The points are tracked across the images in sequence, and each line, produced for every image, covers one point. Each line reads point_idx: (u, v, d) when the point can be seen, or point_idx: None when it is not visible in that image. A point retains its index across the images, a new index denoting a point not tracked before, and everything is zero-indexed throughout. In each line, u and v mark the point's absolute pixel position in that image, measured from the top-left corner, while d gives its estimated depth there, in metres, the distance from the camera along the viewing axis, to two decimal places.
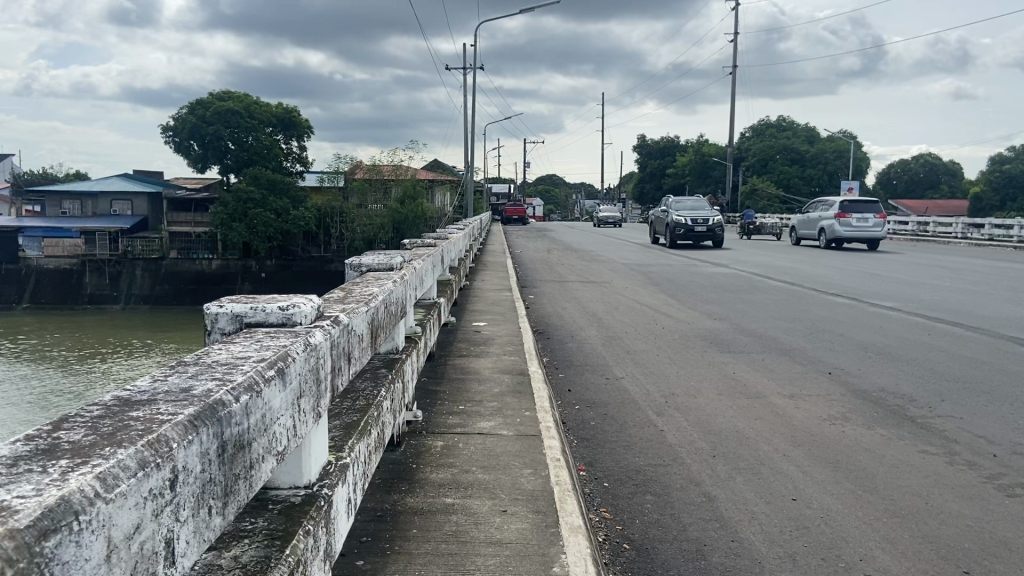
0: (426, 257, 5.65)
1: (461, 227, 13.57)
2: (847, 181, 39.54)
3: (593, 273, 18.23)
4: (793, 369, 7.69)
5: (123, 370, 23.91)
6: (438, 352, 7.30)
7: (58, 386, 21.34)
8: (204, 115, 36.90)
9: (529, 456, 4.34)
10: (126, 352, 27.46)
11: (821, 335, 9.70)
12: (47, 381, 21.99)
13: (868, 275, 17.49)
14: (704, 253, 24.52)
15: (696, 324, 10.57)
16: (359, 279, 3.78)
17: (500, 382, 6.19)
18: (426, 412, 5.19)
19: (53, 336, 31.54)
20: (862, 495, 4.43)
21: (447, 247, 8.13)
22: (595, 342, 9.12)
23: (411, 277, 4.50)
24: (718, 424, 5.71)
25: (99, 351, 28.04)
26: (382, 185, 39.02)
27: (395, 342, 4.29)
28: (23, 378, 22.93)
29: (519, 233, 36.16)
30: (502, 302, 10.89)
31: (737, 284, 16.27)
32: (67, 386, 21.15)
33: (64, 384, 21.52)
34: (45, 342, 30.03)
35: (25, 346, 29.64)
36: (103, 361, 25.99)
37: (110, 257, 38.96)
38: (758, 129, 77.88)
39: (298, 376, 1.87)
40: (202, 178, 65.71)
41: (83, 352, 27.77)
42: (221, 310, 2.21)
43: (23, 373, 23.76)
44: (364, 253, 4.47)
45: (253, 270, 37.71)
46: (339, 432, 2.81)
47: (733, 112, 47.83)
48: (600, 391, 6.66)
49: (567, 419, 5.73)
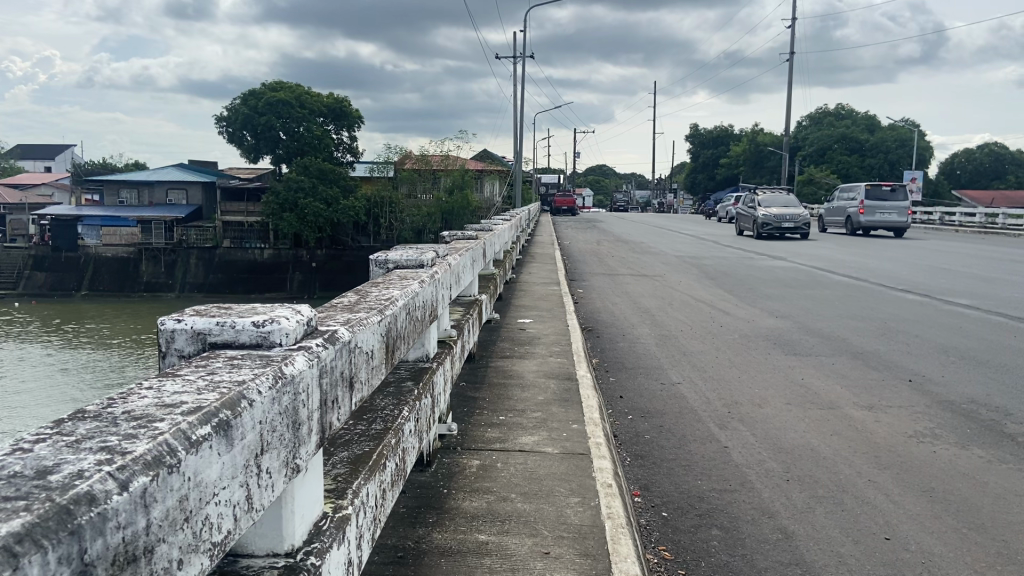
0: (465, 251, 5.15)
1: (508, 218, 13.06)
2: (910, 171, 38.09)
3: (644, 266, 17.61)
4: (868, 374, 6.97)
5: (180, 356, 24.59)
6: (480, 352, 6.78)
7: (121, 372, 21.74)
8: (256, 105, 37.28)
9: (576, 481, 3.79)
10: None
11: (895, 337, 8.88)
12: (110, 366, 22.77)
13: (938, 270, 16.48)
14: (761, 246, 23.57)
15: (756, 323, 9.86)
16: (382, 277, 3.32)
17: (544, 388, 5.62)
18: (463, 423, 4.69)
19: (115, 323, 32.22)
20: (967, 534, 3.75)
21: (490, 242, 7.60)
22: (649, 341, 8.49)
23: (445, 274, 4.00)
24: (790, 441, 5.04)
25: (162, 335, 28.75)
26: (431, 176, 39.17)
27: (425, 349, 3.80)
28: (90, 362, 23.50)
29: (567, 224, 35.44)
30: (549, 297, 10.36)
31: (798, 279, 15.42)
32: (125, 371, 21.89)
33: (125, 368, 22.29)
34: (113, 328, 31.01)
35: (88, 333, 30.37)
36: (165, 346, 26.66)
37: (166, 246, 39.67)
38: (816, 117, 75.69)
39: (258, 426, 1.36)
40: (255, 169, 66.60)
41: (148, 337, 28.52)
42: (179, 323, 1.74)
43: (89, 358, 24.36)
44: (392, 247, 3.98)
45: (304, 260, 37.79)
46: (344, 470, 2.31)
47: (789, 100, 46.36)
48: (654, 398, 6.08)
49: (619, 432, 5.15)
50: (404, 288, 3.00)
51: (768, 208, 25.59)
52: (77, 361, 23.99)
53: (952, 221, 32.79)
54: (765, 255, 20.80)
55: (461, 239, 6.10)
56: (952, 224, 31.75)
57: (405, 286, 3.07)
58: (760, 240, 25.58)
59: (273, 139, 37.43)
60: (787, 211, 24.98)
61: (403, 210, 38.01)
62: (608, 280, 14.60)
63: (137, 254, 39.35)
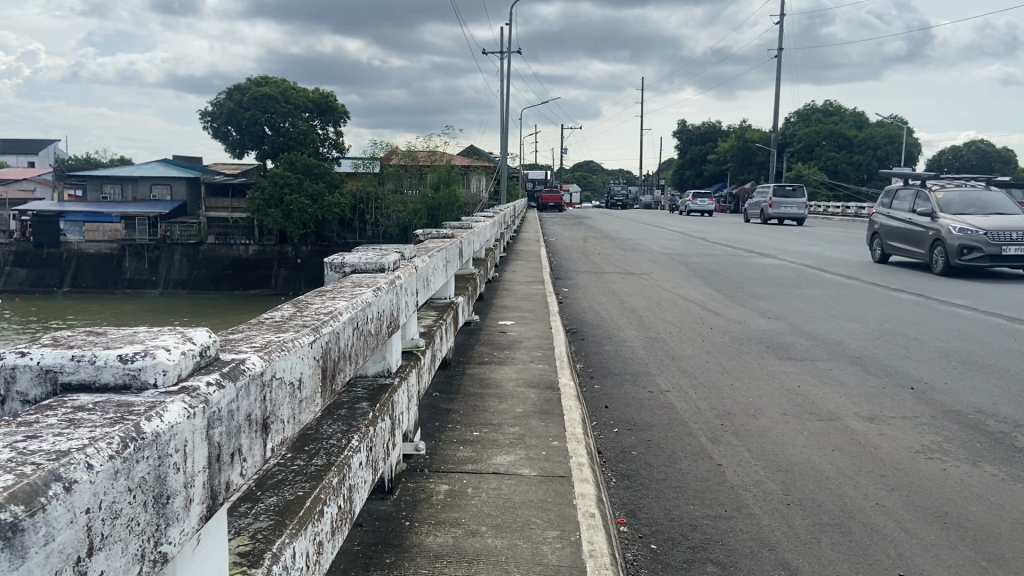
0: (437, 251, 4.74)
1: (491, 215, 12.65)
2: (897, 168, 37.95)
3: (632, 264, 17.24)
4: (867, 382, 6.64)
5: None
6: (457, 358, 6.37)
7: None
8: (240, 101, 36.78)
9: (554, 511, 3.40)
10: None
11: (892, 340, 8.56)
12: None
13: (929, 266, 16.24)
14: (751, 242, 23.30)
15: (747, 324, 9.54)
16: (335, 285, 2.91)
17: (524, 399, 5.23)
18: (434, 440, 4.30)
19: (101, 320, 31.72)
20: (989, 568, 3.39)
21: (469, 240, 7.18)
22: (636, 344, 8.13)
23: (410, 279, 3.60)
24: (788, 459, 4.67)
25: None
26: (417, 171, 38.75)
27: (387, 362, 3.40)
28: None
29: (555, 220, 35.15)
30: (534, 296, 9.99)
31: (789, 277, 15.13)
32: None
33: None
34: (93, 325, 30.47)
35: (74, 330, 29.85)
36: None
37: (149, 242, 39.09)
38: (804, 113, 75.72)
39: (69, 518, 0.95)
40: (240, 163, 65.94)
41: None
42: (23, 357, 1.33)
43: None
44: (351, 249, 3.58)
45: (288, 256, 37.18)
46: (268, 524, 1.91)
47: (777, 97, 46.22)
48: (641, 408, 5.72)
49: (604, 448, 4.78)
50: (357, 299, 2.61)
51: (968, 218, 14.65)
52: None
53: None
54: (755, 252, 20.51)
55: (437, 238, 5.70)
56: None
57: (359, 296, 2.66)
58: (748, 237, 25.31)
59: (259, 134, 36.98)
60: (1007, 224, 14.26)
61: (389, 206, 37.55)
62: (595, 279, 14.24)
63: (119, 250, 38.75)
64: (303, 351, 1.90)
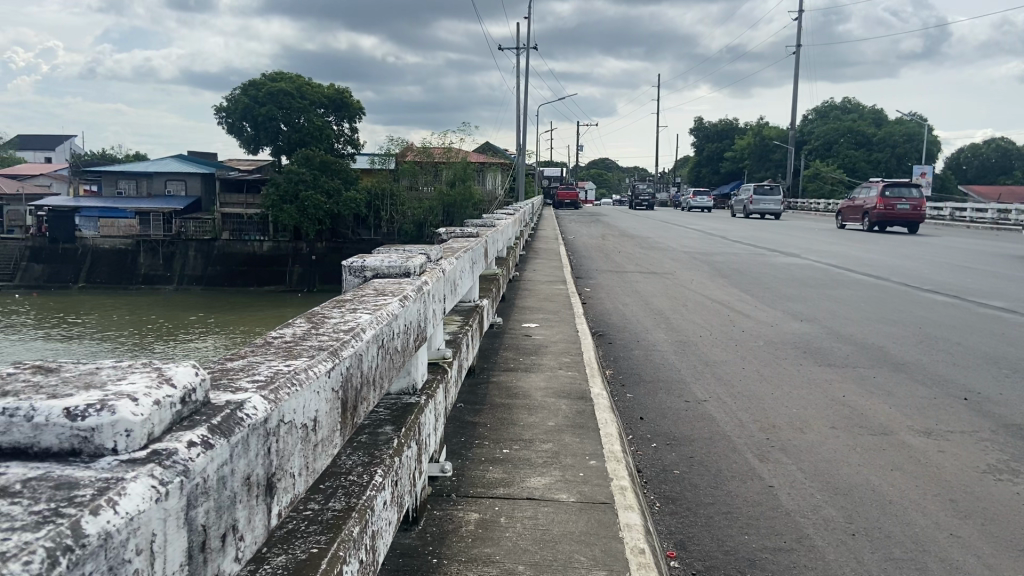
0: (463, 252, 4.38)
1: (512, 213, 12.29)
2: (919, 166, 37.29)
3: (653, 263, 16.83)
4: (916, 390, 6.21)
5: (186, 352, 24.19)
6: (481, 365, 6.01)
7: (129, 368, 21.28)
8: (256, 95, 36.49)
9: (599, 545, 3.04)
10: (197, 334, 27.81)
11: (935, 344, 8.09)
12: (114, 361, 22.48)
13: (957, 267, 15.80)
14: (772, 241, 22.84)
15: (781, 327, 9.11)
16: (355, 292, 2.55)
17: (556, 411, 4.87)
18: (461, 459, 3.95)
19: (120, 317, 31.65)
20: None
21: (493, 239, 6.84)
22: (666, 349, 7.75)
23: (437, 285, 3.25)
24: (845, 480, 4.27)
25: (167, 331, 28.37)
26: (433, 168, 38.53)
27: (412, 378, 3.05)
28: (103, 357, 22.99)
29: (570, 218, 34.76)
30: (556, 297, 9.64)
31: (816, 277, 14.65)
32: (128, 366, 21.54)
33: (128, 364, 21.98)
34: (110, 322, 30.39)
35: (93, 326, 29.81)
36: (170, 341, 26.37)
37: (164, 238, 39.06)
38: (822, 110, 74.94)
39: None
40: (254, 160, 65.94)
41: (152, 332, 28.11)
42: None
43: (101, 353, 23.86)
44: (371, 251, 3.23)
45: (303, 253, 37.07)
46: None
47: (796, 95, 45.59)
48: (678, 419, 5.34)
49: (644, 465, 4.40)
50: (387, 308, 2.26)
51: None
52: (87, 355, 23.53)
53: (963, 218, 32.01)
54: (777, 251, 20.04)
55: (461, 237, 5.35)
56: (962, 220, 31.15)
57: (386, 307, 2.31)
58: (769, 235, 24.85)
59: (274, 129, 36.69)
60: None
61: (404, 203, 37.30)
62: (617, 278, 13.86)
63: (134, 246, 38.71)
64: (324, 382, 1.56)
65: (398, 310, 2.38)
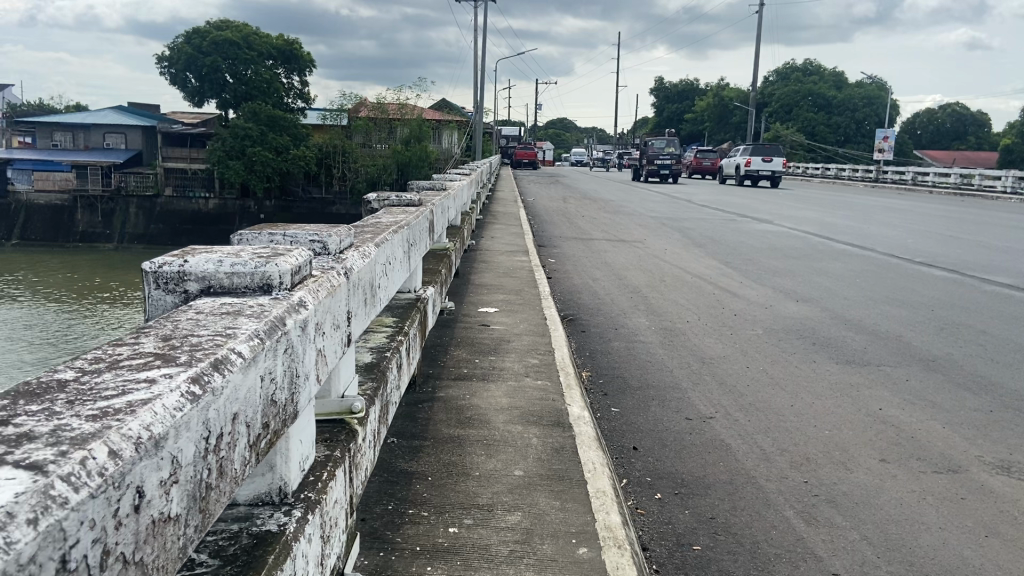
0: (393, 234, 2.91)
1: (467, 172, 10.90)
2: (882, 128, 36.69)
3: (620, 228, 15.69)
4: (963, 403, 5.02)
5: (129, 313, 22.42)
6: (426, 371, 4.65)
7: (67, 330, 19.62)
8: (200, 45, 33.73)
9: None
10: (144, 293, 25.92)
11: (961, 333, 6.96)
12: (49, 323, 20.71)
13: (940, 236, 14.92)
14: (741, 205, 21.88)
15: (776, 309, 7.90)
16: (105, 357, 1.13)
17: (526, 449, 3.55)
18: (386, 551, 2.58)
19: (59, 274, 29.56)
20: None
21: (442, 206, 5.42)
22: (651, 339, 6.47)
23: (331, 302, 1.85)
24: (930, 559, 3.05)
25: (110, 291, 26.35)
26: (388, 125, 36.54)
27: (281, 476, 1.67)
28: (37, 320, 21.19)
29: (530, 179, 33.45)
30: (518, 270, 8.37)
31: (796, 246, 13.59)
32: (66, 329, 19.87)
33: (64, 326, 20.28)
34: (50, 280, 28.29)
35: (28, 283, 27.67)
36: (113, 302, 24.45)
37: (103, 194, 36.59)
38: (783, 72, 74.28)
39: None
40: (200, 114, 62.64)
41: (94, 293, 26.09)
42: None
43: (36, 312, 22.34)
44: (209, 241, 1.79)
45: (251, 212, 35.30)
46: None
47: (757, 56, 44.71)
48: (683, 449, 4.06)
49: (649, 539, 3.09)
50: (122, 431, 0.88)
51: None
52: (24, 317, 21.71)
53: (925, 181, 31.51)
54: (747, 216, 19.06)
55: (397, 210, 3.92)
56: (926, 184, 30.54)
57: (134, 407, 0.94)
58: (737, 199, 23.94)
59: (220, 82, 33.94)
60: None
61: (358, 159, 35.33)
62: (583, 246, 12.65)
63: (70, 202, 36.21)
64: None
65: (189, 419, 1.00)
